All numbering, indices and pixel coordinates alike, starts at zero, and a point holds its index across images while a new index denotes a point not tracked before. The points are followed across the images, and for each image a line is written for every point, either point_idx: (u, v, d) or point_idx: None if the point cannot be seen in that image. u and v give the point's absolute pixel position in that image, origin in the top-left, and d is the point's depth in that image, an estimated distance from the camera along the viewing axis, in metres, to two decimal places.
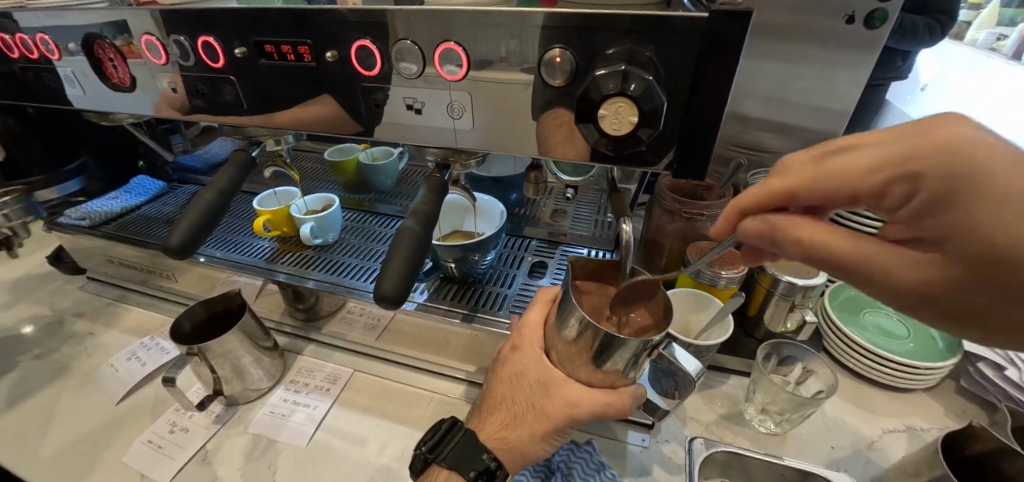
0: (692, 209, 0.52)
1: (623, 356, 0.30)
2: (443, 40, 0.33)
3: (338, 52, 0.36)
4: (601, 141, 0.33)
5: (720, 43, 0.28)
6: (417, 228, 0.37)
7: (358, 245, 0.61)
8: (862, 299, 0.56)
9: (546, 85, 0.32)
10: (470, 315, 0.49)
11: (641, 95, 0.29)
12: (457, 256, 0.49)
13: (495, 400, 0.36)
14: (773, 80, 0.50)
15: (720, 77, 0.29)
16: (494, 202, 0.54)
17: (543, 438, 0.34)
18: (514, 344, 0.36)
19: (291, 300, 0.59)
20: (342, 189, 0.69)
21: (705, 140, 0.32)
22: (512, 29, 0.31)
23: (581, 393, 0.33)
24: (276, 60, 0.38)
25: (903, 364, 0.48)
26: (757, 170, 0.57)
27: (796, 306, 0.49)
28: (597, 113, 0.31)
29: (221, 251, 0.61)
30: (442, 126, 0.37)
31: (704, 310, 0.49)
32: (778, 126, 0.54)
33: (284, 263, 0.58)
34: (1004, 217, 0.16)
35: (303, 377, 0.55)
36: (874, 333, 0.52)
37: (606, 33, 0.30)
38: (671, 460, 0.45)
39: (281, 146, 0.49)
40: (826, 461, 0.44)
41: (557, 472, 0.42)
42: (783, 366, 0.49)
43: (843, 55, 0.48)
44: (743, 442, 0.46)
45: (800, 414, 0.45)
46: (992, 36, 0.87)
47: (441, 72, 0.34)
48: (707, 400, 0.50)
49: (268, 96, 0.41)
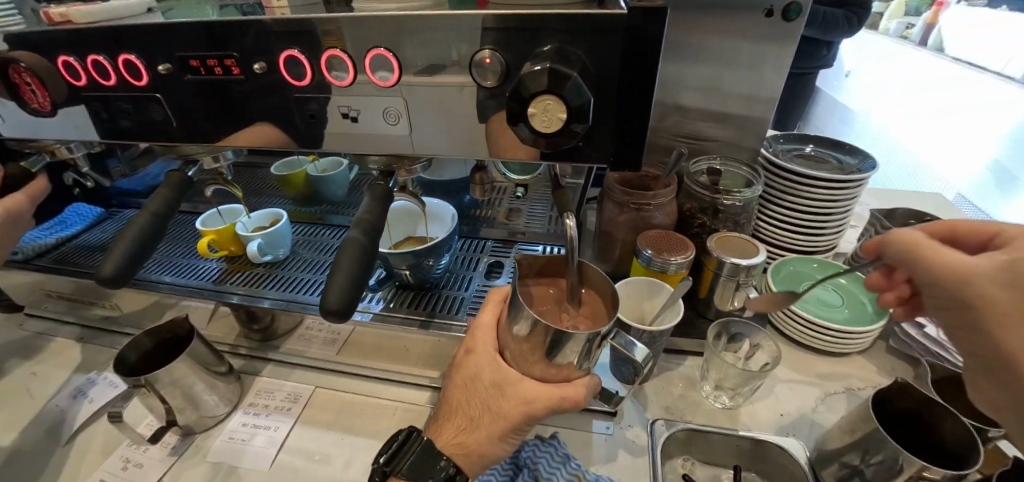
0: (638, 200, 0.54)
1: (574, 349, 0.31)
2: (373, 45, 0.33)
3: (267, 63, 0.35)
4: (536, 140, 0.33)
5: (640, 39, 0.29)
6: (362, 238, 0.36)
7: (310, 259, 0.60)
8: (799, 273, 0.60)
9: (478, 85, 0.33)
10: (427, 322, 0.48)
11: (567, 93, 0.30)
12: (411, 263, 0.49)
13: (452, 405, 0.36)
14: (709, 67, 0.57)
15: (644, 71, 0.30)
16: (443, 205, 0.54)
17: (501, 438, 0.33)
18: (468, 347, 0.36)
19: (244, 321, 0.57)
20: (291, 202, 0.67)
21: (635, 133, 0.33)
22: (454, 33, 0.31)
23: (536, 389, 0.33)
24: (203, 74, 0.37)
25: (840, 331, 0.52)
26: (699, 159, 0.60)
27: (742, 285, 0.52)
28: (526, 111, 0.32)
29: (168, 276, 0.58)
30: (382, 133, 0.37)
31: (655, 296, 0.51)
32: (712, 115, 0.61)
33: (234, 283, 0.56)
34: None
35: (262, 399, 0.54)
36: (813, 305, 0.56)
37: (534, 32, 0.30)
38: (634, 443, 0.46)
39: (221, 163, 0.47)
40: (775, 428, 0.47)
41: (524, 468, 0.42)
42: (733, 343, 0.52)
43: (766, 43, 0.54)
44: (701, 419, 0.48)
45: (750, 387, 0.47)
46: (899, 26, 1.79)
47: (374, 79, 0.34)
48: (666, 382, 0.52)
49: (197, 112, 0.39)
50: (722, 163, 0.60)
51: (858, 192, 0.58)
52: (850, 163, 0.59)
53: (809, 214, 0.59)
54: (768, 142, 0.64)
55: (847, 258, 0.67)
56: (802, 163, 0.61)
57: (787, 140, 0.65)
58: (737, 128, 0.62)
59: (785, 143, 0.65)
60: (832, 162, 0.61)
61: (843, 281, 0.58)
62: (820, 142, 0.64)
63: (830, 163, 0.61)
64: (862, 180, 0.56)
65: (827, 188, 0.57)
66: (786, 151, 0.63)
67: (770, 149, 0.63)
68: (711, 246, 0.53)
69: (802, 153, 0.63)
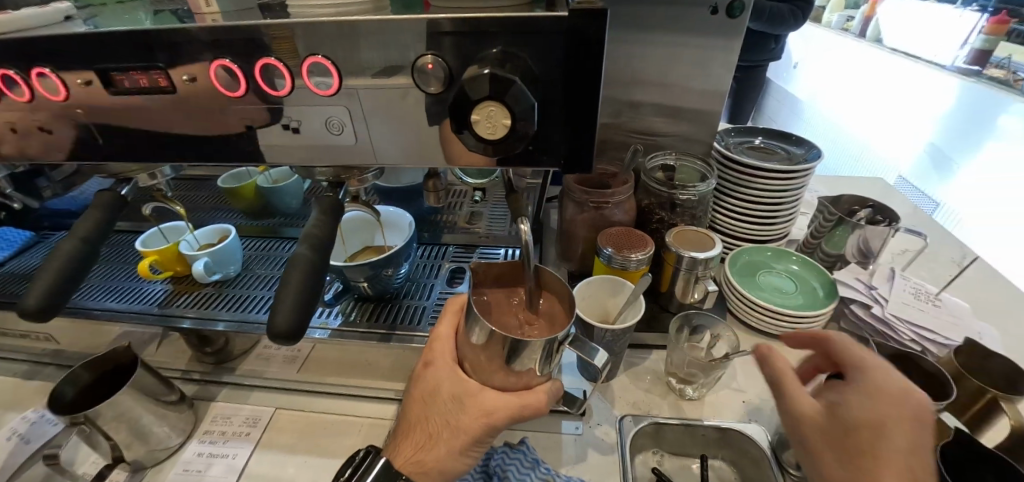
0: (596, 198, 0.54)
1: (533, 355, 0.30)
2: (310, 53, 0.31)
3: (196, 74, 0.33)
4: (482, 147, 0.32)
5: (582, 39, 0.29)
6: (310, 253, 0.35)
7: (265, 275, 0.58)
8: (754, 262, 0.62)
9: (423, 92, 0.32)
10: (389, 334, 0.47)
11: (510, 99, 0.29)
12: (369, 274, 0.48)
13: (410, 422, 0.35)
14: (659, 64, 0.59)
15: (587, 74, 0.30)
16: (400, 213, 0.52)
17: (462, 453, 0.32)
18: (426, 360, 0.35)
19: (196, 345, 0.55)
20: (241, 216, 0.64)
21: (583, 136, 0.33)
22: (394, 37, 0.30)
23: (496, 399, 0.32)
24: (126, 87, 0.35)
25: (793, 319, 0.54)
26: (655, 155, 0.61)
27: (700, 278, 0.54)
28: (469, 118, 0.30)
29: (108, 302, 0.54)
30: (326, 143, 0.36)
31: (617, 294, 0.52)
32: (664, 110, 0.63)
33: (182, 306, 0.53)
34: (862, 407, 0.33)
35: (218, 426, 0.51)
36: (769, 292, 0.58)
37: (475, 36, 0.29)
38: (604, 441, 0.47)
39: (158, 180, 0.44)
40: (738, 415, 0.49)
41: (494, 476, 0.41)
42: (695, 334, 0.53)
43: (712, 40, 0.56)
44: (667, 412, 0.49)
45: (711, 378, 0.49)
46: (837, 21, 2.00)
47: (312, 87, 0.33)
48: (633, 378, 0.53)
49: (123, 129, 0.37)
50: (676, 159, 0.61)
51: (805, 181, 0.61)
52: (797, 154, 0.62)
53: (761, 204, 0.61)
54: (720, 136, 0.66)
55: (799, 245, 0.70)
56: (753, 155, 0.63)
57: (738, 133, 0.68)
58: (689, 123, 0.64)
59: (736, 136, 0.67)
60: (781, 153, 0.63)
61: (796, 268, 0.61)
62: (768, 134, 0.66)
63: (778, 153, 0.64)
64: (807, 170, 0.59)
65: (777, 179, 0.59)
66: (738, 143, 0.65)
67: (722, 142, 0.65)
68: (670, 241, 0.54)
69: (752, 145, 0.65)
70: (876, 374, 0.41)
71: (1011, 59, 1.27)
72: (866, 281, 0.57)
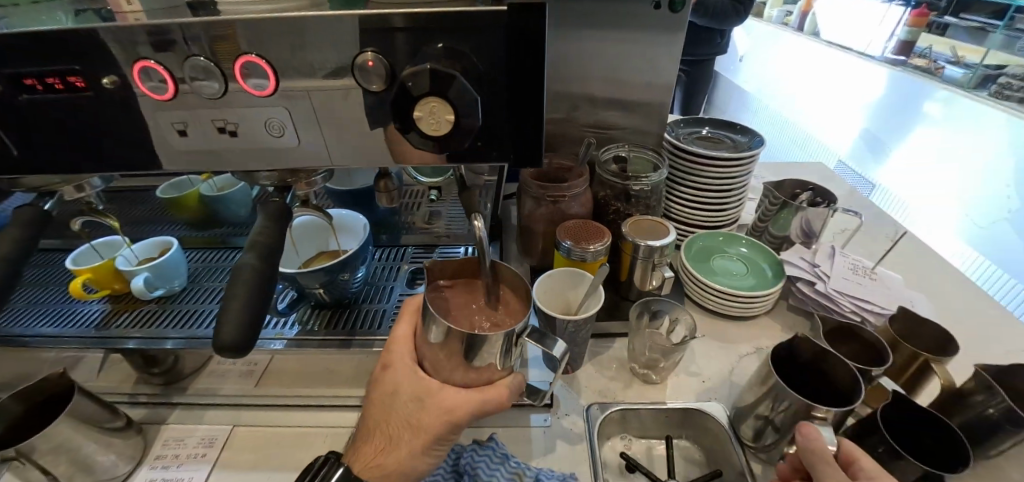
0: (552, 192, 0.55)
1: (494, 348, 0.30)
2: (242, 52, 0.30)
3: (118, 77, 0.31)
4: (428, 144, 0.32)
5: (521, 33, 0.28)
6: (256, 262, 0.33)
7: (214, 288, 0.55)
8: (708, 247, 0.65)
9: (363, 89, 0.30)
10: (349, 340, 0.46)
11: (452, 95, 0.29)
12: (325, 280, 0.46)
13: (369, 427, 0.33)
14: (608, 58, 0.60)
15: (529, 66, 0.29)
16: (354, 216, 0.51)
17: (424, 453, 0.32)
18: (384, 363, 0.34)
19: (141, 366, 0.52)
20: (185, 228, 0.61)
21: (531, 131, 0.32)
22: (330, 34, 0.29)
23: (457, 396, 0.32)
24: (39, 92, 0.32)
25: (745, 299, 0.57)
26: (609, 147, 0.63)
27: (657, 265, 0.55)
28: (411, 116, 0.31)
29: (41, 327, 0.50)
30: (267, 146, 0.34)
31: (576, 285, 0.53)
32: (616, 103, 0.64)
33: (122, 326, 0.50)
34: None
35: (171, 450, 0.48)
36: (723, 276, 0.60)
37: (412, 31, 0.28)
38: (572, 431, 0.47)
39: (87, 192, 0.42)
40: (697, 395, 0.51)
41: (464, 476, 0.41)
42: (655, 320, 0.54)
43: (657, 34, 0.58)
44: (631, 398, 0.51)
45: (671, 361, 0.50)
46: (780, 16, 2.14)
47: (246, 87, 0.31)
48: (597, 367, 0.54)
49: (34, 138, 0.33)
50: (629, 150, 0.62)
51: (750, 168, 0.64)
52: (742, 142, 0.65)
53: (711, 192, 0.64)
54: (670, 127, 0.68)
55: (748, 229, 0.74)
56: (701, 144, 0.65)
57: (687, 123, 0.70)
58: (640, 115, 0.66)
59: (685, 126, 0.69)
60: (727, 142, 0.66)
61: (745, 250, 0.64)
62: (715, 124, 0.69)
63: (725, 142, 0.66)
64: (751, 157, 0.62)
65: (724, 167, 0.62)
66: (687, 134, 0.67)
67: (673, 133, 0.67)
68: (627, 232, 0.56)
69: (701, 135, 0.67)
70: (821, 345, 0.43)
71: (931, 49, 1.42)
72: (810, 260, 0.61)
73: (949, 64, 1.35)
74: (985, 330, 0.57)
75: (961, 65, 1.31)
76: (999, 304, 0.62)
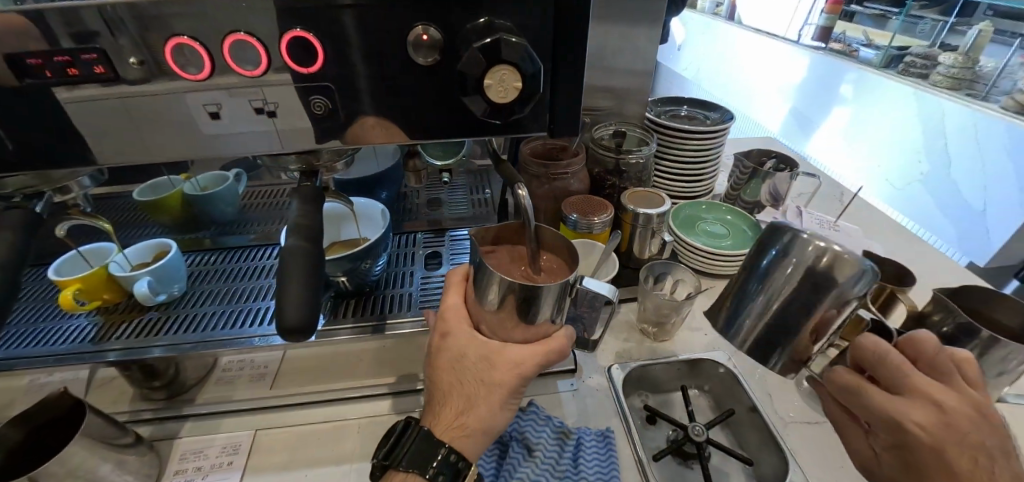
0: (554, 169, 0.57)
1: (550, 305, 0.32)
2: (287, 28, 0.28)
3: (147, 56, 0.28)
4: (488, 114, 0.32)
5: (569, 8, 0.30)
6: (305, 244, 0.32)
7: (215, 291, 0.52)
8: (694, 215, 0.70)
9: (412, 64, 0.30)
10: (380, 325, 0.46)
11: (520, 61, 0.30)
12: (347, 268, 0.46)
13: (443, 390, 0.34)
14: (593, 42, 0.63)
15: (573, 37, 0.31)
16: (373, 203, 0.50)
17: (502, 407, 0.33)
18: (441, 332, 0.35)
19: (140, 380, 0.48)
20: (171, 231, 0.57)
21: (570, 100, 0.34)
22: (382, 8, 0.28)
23: (521, 351, 0.34)
24: (47, 78, 0.28)
25: (731, 257, 0.63)
26: (599, 125, 0.66)
27: (655, 232, 0.60)
28: (481, 83, 0.30)
29: (15, 349, 0.45)
30: (303, 127, 0.32)
31: (588, 256, 0.56)
32: (600, 86, 0.68)
33: (117, 337, 0.46)
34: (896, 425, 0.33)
35: (191, 462, 0.45)
36: (705, 237, 0.66)
37: (465, 5, 0.29)
38: (600, 390, 0.50)
39: (76, 194, 0.39)
40: (705, 346, 0.55)
41: (512, 441, 0.42)
42: (659, 282, 0.58)
43: (638, 17, 0.62)
44: (648, 355, 0.54)
45: (680, 318, 0.54)
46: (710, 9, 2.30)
47: (291, 63, 0.29)
48: (611, 332, 0.57)
49: (34, 125, 0.29)
50: (618, 126, 0.66)
51: (723, 140, 0.70)
52: (715, 117, 0.71)
53: (690, 164, 0.70)
54: (649, 106, 0.73)
55: (720, 198, 0.81)
56: (679, 121, 0.71)
57: (662, 103, 0.75)
58: (623, 96, 0.70)
59: (662, 106, 0.74)
60: (701, 118, 0.72)
61: (730, 218, 0.70)
62: (688, 102, 0.75)
63: (699, 119, 0.72)
64: (724, 129, 0.68)
65: (703, 139, 0.67)
66: (665, 112, 0.73)
67: (653, 112, 0.72)
68: (625, 202, 0.60)
69: (677, 113, 0.73)
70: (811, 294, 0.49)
71: (845, 35, 1.60)
72: (782, 219, 0.68)
73: (863, 47, 1.53)
74: (922, 268, 0.68)
75: (873, 47, 1.50)
76: (928, 246, 0.73)
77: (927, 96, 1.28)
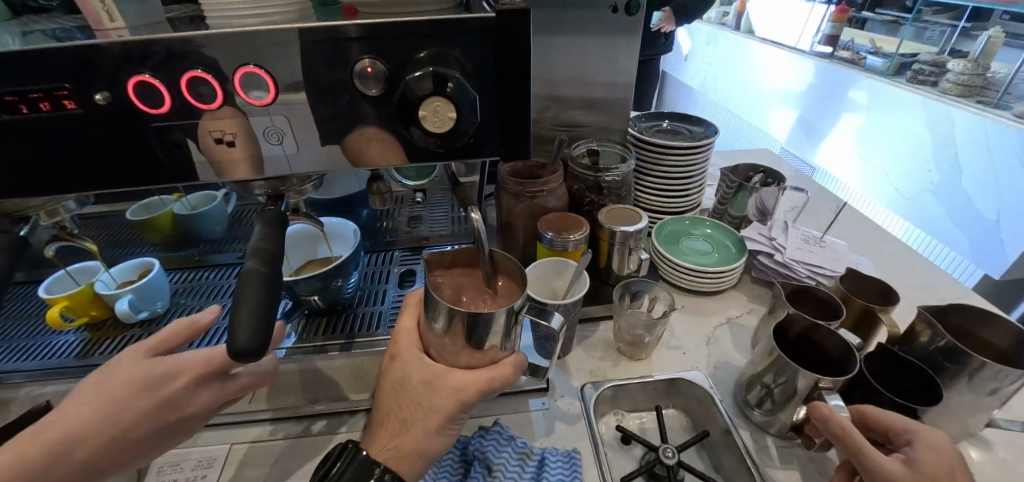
0: (531, 188, 0.58)
1: (494, 330, 0.33)
2: (241, 63, 0.29)
3: (111, 93, 0.29)
4: (431, 142, 0.33)
5: (508, 36, 0.30)
6: (262, 267, 0.34)
7: (198, 307, 0.54)
8: (677, 231, 0.70)
9: (360, 95, 0.31)
10: (349, 343, 0.48)
11: (455, 92, 0.31)
12: (320, 286, 0.47)
13: (384, 412, 0.36)
14: (572, 61, 0.64)
15: (516, 66, 0.32)
16: (342, 223, 0.53)
17: (440, 430, 0.34)
18: (393, 354, 0.37)
19: None
20: (161, 249, 0.60)
21: (520, 123, 0.34)
22: (325, 45, 0.30)
23: (465, 377, 0.34)
24: (22, 112, 0.29)
25: (709, 273, 0.62)
26: (579, 142, 0.66)
27: (632, 249, 0.59)
28: (417, 115, 0.32)
29: (10, 363, 0.47)
30: (261, 158, 0.34)
31: (563, 273, 0.56)
32: (582, 103, 0.69)
33: (103, 353, 0.48)
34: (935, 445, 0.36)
35: (167, 475, 0.46)
36: (687, 254, 0.66)
37: (408, 39, 0.30)
38: (569, 411, 0.50)
39: (61, 217, 0.39)
40: (680, 364, 0.55)
41: (474, 461, 0.43)
42: (636, 300, 0.58)
43: (616, 36, 0.63)
44: (622, 374, 0.54)
45: (653, 337, 0.54)
46: (717, 17, 2.30)
47: (245, 97, 0.31)
48: (587, 349, 0.57)
49: (7, 157, 0.31)
50: (598, 144, 0.67)
51: (707, 155, 0.70)
52: (699, 131, 0.71)
53: (674, 180, 0.70)
54: (632, 122, 0.74)
55: (709, 212, 0.80)
56: (662, 136, 0.71)
57: (646, 118, 0.76)
58: (606, 112, 0.70)
59: (646, 121, 0.75)
60: (685, 132, 0.72)
61: (710, 232, 0.70)
62: (672, 117, 0.75)
63: (683, 133, 0.72)
64: (708, 144, 0.68)
65: (687, 154, 0.67)
66: (649, 127, 0.73)
67: (636, 128, 0.72)
68: (603, 220, 0.60)
69: (661, 128, 0.73)
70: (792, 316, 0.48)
71: (853, 42, 1.56)
72: (767, 234, 0.67)
73: (870, 54, 1.49)
74: (914, 284, 0.66)
75: (880, 54, 1.46)
76: (922, 262, 0.71)
77: (936, 104, 1.25)
